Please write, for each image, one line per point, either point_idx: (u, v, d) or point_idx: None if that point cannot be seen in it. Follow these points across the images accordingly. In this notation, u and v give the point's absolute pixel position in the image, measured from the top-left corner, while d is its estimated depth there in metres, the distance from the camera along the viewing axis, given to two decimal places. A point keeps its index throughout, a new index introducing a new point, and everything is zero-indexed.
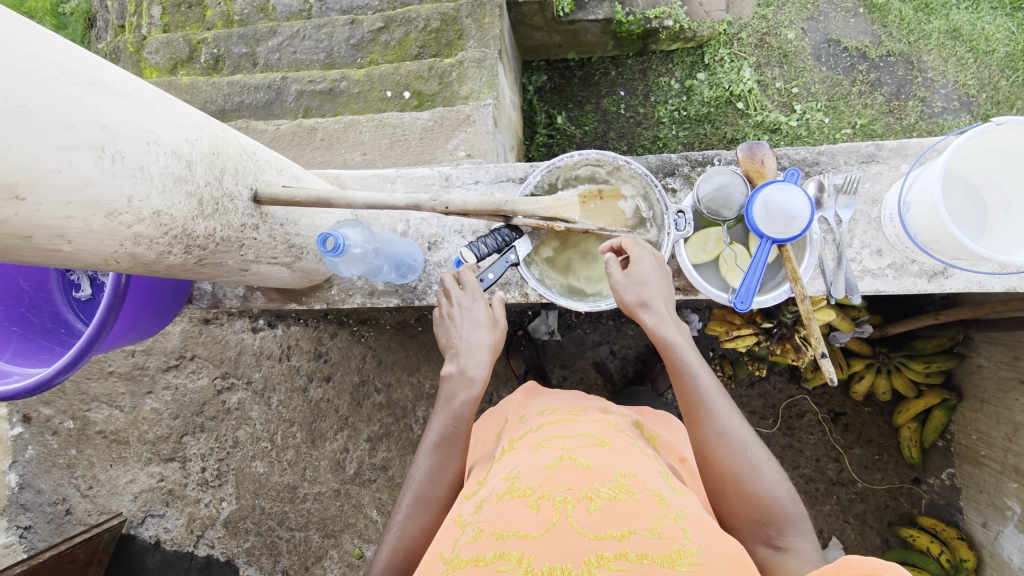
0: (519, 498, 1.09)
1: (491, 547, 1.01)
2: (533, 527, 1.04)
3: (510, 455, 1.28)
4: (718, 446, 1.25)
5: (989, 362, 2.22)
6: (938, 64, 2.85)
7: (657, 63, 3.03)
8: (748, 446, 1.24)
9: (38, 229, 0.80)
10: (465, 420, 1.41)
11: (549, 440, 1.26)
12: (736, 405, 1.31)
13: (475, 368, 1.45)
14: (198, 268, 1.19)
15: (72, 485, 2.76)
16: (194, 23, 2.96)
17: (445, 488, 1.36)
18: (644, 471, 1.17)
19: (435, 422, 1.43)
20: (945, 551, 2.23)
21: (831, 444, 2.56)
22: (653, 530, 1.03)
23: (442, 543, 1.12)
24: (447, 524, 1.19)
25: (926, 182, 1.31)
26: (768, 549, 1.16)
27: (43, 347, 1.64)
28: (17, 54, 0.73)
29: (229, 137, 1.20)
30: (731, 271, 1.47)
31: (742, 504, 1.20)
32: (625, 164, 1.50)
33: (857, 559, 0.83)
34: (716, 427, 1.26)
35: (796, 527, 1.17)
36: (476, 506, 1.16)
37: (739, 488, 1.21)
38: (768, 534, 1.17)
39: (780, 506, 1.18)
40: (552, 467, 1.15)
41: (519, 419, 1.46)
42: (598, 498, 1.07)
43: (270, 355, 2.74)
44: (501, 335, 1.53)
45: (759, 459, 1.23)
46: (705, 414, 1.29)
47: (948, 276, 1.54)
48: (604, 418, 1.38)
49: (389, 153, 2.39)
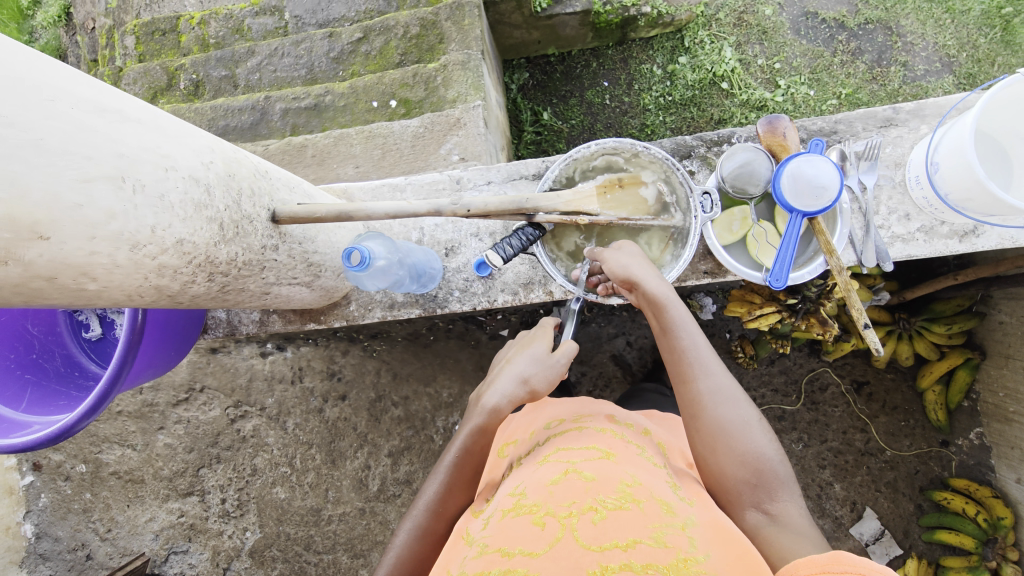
0: (524, 515, 1.06)
1: (495, 564, 0.96)
2: (536, 545, 0.99)
3: (516, 471, 1.25)
4: (711, 404, 1.21)
5: (1012, 318, 2.19)
6: (917, 27, 2.85)
7: (637, 50, 3.00)
8: (738, 403, 1.21)
9: (64, 269, 0.77)
10: (477, 453, 1.36)
11: (554, 454, 1.21)
12: (726, 368, 1.27)
13: (500, 400, 1.36)
14: (222, 295, 1.15)
15: (90, 529, 2.68)
16: (169, 49, 2.84)
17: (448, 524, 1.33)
18: (650, 480, 1.14)
19: (448, 452, 1.38)
20: (981, 510, 2.22)
21: (857, 415, 2.54)
22: (657, 539, 0.99)
23: (449, 562, 1.07)
24: (455, 542, 1.15)
25: (955, 141, 1.36)
26: (757, 513, 1.12)
27: (59, 392, 1.59)
28: (25, 88, 0.69)
29: (241, 157, 1.16)
30: (764, 250, 1.47)
31: (732, 464, 1.16)
32: (643, 150, 1.50)
33: (850, 557, 0.84)
34: (709, 384, 1.23)
35: (785, 491, 1.14)
36: (483, 523, 1.13)
37: (730, 446, 1.17)
38: (758, 496, 1.13)
39: (769, 467, 1.15)
40: (556, 482, 1.11)
41: (528, 438, 1.38)
42: (602, 509, 1.04)
43: (282, 379, 2.69)
44: (549, 375, 1.39)
45: (751, 417, 1.20)
46: (697, 370, 1.25)
47: (979, 235, 1.55)
48: (608, 428, 1.31)
49: (382, 163, 2.35)
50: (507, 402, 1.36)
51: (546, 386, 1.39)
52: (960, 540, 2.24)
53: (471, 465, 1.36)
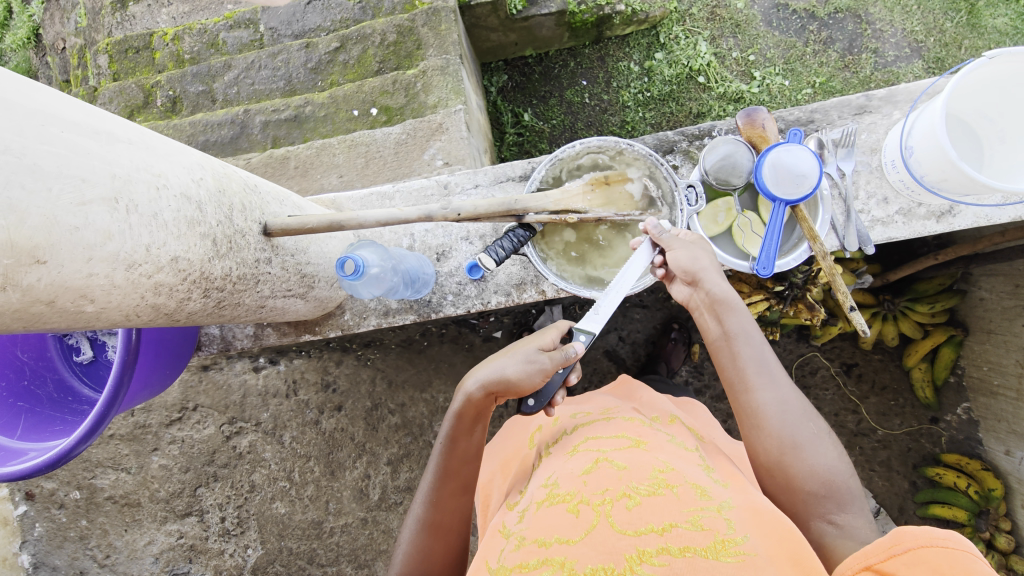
0: (560, 504, 1.09)
1: (534, 554, 1.01)
2: (573, 533, 1.03)
3: (547, 462, 1.28)
4: (777, 417, 1.17)
5: (992, 294, 2.26)
6: (885, 14, 2.91)
7: (614, 48, 3.04)
8: (809, 417, 1.18)
9: (62, 293, 0.77)
10: (461, 437, 1.35)
11: (584, 443, 1.26)
12: (786, 374, 1.23)
13: (474, 386, 1.32)
14: (218, 311, 1.15)
15: (87, 557, 2.60)
16: (144, 66, 2.81)
17: (449, 513, 1.33)
18: (683, 466, 1.15)
19: (436, 444, 1.38)
20: (973, 483, 2.27)
21: (848, 397, 2.60)
22: (693, 522, 1.00)
23: (489, 552, 1.13)
24: (492, 534, 1.18)
25: (929, 124, 1.40)
26: (824, 524, 1.10)
27: (54, 417, 1.56)
28: (18, 112, 0.70)
29: (229, 173, 1.17)
30: (749, 239, 1.50)
31: (802, 475, 1.13)
32: (627, 147, 1.53)
33: (911, 531, 0.85)
34: (775, 396, 1.19)
35: (856, 505, 1.11)
36: (520, 515, 1.15)
37: (799, 460, 1.14)
38: (827, 509, 1.11)
39: (841, 482, 1.13)
40: (589, 472, 1.14)
41: (552, 424, 1.46)
42: (636, 494, 1.05)
43: (277, 393, 2.68)
44: (523, 367, 1.27)
45: (821, 431, 1.17)
46: (762, 380, 1.21)
47: (956, 215, 1.60)
48: (636, 417, 1.36)
49: (366, 171, 2.35)
50: (480, 389, 1.31)
51: (518, 376, 1.27)
52: (954, 514, 2.29)
53: (457, 451, 1.35)
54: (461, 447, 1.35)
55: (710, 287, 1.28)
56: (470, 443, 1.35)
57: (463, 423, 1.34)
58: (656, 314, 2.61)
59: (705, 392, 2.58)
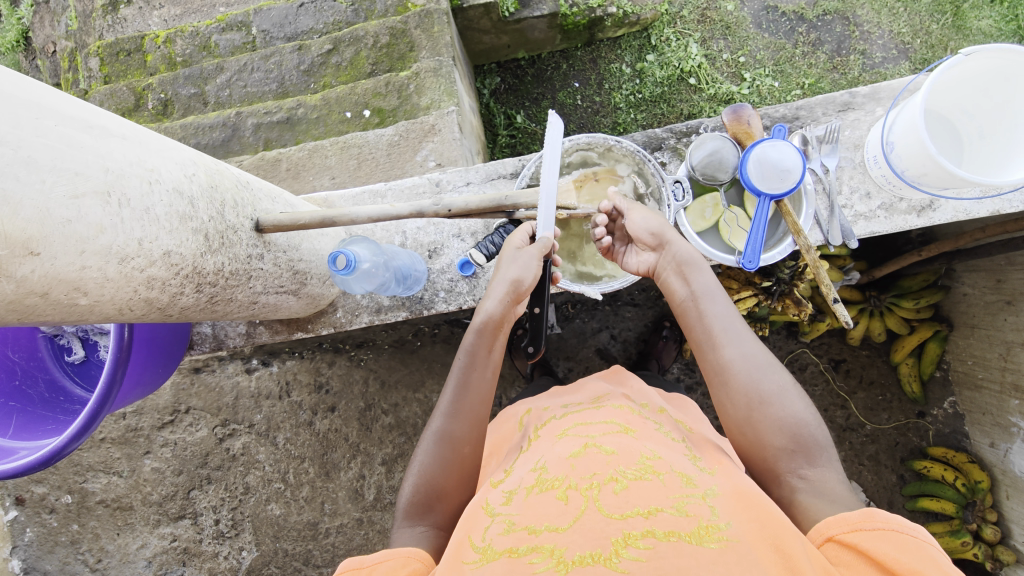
0: (549, 490, 1.09)
1: (524, 541, 1.01)
2: (562, 520, 1.03)
3: (535, 446, 1.29)
4: (740, 370, 1.20)
5: (974, 289, 2.30)
6: (872, 16, 2.96)
7: (606, 50, 3.07)
8: (773, 368, 1.20)
9: (56, 284, 0.78)
10: (482, 353, 1.34)
11: (573, 429, 1.28)
12: (753, 332, 1.25)
13: (495, 306, 1.34)
14: (210, 307, 1.17)
15: (79, 561, 2.61)
16: (135, 70, 2.81)
17: (466, 429, 1.30)
18: (669, 454, 1.18)
19: (456, 360, 1.34)
20: (959, 476, 2.30)
21: (836, 393, 2.62)
22: (679, 508, 1.02)
23: (471, 530, 1.11)
24: (474, 510, 1.17)
25: (909, 121, 1.43)
26: (795, 479, 1.10)
27: (46, 417, 1.57)
28: (15, 106, 0.72)
29: (222, 169, 1.18)
30: (735, 234, 1.53)
31: (769, 432, 1.14)
32: (615, 144, 1.57)
33: (883, 514, 0.93)
34: (738, 352, 1.22)
35: (823, 456, 1.12)
36: (505, 496, 1.15)
37: (765, 414, 1.15)
38: (796, 463, 1.11)
39: (808, 432, 1.13)
40: (578, 456, 1.15)
41: (541, 410, 1.49)
42: (623, 479, 1.07)
43: (269, 394, 2.68)
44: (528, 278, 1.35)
45: (786, 383, 1.18)
46: (727, 337, 1.24)
47: (936, 209, 1.64)
48: (626, 405, 1.38)
49: (359, 173, 2.36)
50: (501, 305, 1.34)
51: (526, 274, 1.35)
52: (942, 506, 2.31)
53: (477, 365, 1.34)
54: (481, 363, 1.34)
55: (676, 250, 1.38)
56: (489, 360, 1.35)
57: (484, 342, 1.34)
58: (646, 312, 2.63)
59: (696, 389, 2.60)
